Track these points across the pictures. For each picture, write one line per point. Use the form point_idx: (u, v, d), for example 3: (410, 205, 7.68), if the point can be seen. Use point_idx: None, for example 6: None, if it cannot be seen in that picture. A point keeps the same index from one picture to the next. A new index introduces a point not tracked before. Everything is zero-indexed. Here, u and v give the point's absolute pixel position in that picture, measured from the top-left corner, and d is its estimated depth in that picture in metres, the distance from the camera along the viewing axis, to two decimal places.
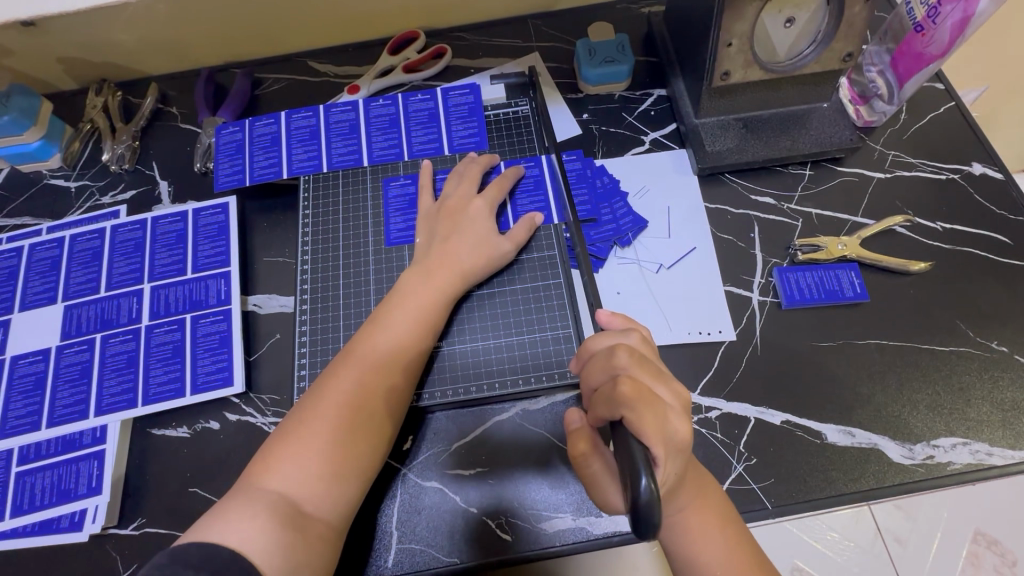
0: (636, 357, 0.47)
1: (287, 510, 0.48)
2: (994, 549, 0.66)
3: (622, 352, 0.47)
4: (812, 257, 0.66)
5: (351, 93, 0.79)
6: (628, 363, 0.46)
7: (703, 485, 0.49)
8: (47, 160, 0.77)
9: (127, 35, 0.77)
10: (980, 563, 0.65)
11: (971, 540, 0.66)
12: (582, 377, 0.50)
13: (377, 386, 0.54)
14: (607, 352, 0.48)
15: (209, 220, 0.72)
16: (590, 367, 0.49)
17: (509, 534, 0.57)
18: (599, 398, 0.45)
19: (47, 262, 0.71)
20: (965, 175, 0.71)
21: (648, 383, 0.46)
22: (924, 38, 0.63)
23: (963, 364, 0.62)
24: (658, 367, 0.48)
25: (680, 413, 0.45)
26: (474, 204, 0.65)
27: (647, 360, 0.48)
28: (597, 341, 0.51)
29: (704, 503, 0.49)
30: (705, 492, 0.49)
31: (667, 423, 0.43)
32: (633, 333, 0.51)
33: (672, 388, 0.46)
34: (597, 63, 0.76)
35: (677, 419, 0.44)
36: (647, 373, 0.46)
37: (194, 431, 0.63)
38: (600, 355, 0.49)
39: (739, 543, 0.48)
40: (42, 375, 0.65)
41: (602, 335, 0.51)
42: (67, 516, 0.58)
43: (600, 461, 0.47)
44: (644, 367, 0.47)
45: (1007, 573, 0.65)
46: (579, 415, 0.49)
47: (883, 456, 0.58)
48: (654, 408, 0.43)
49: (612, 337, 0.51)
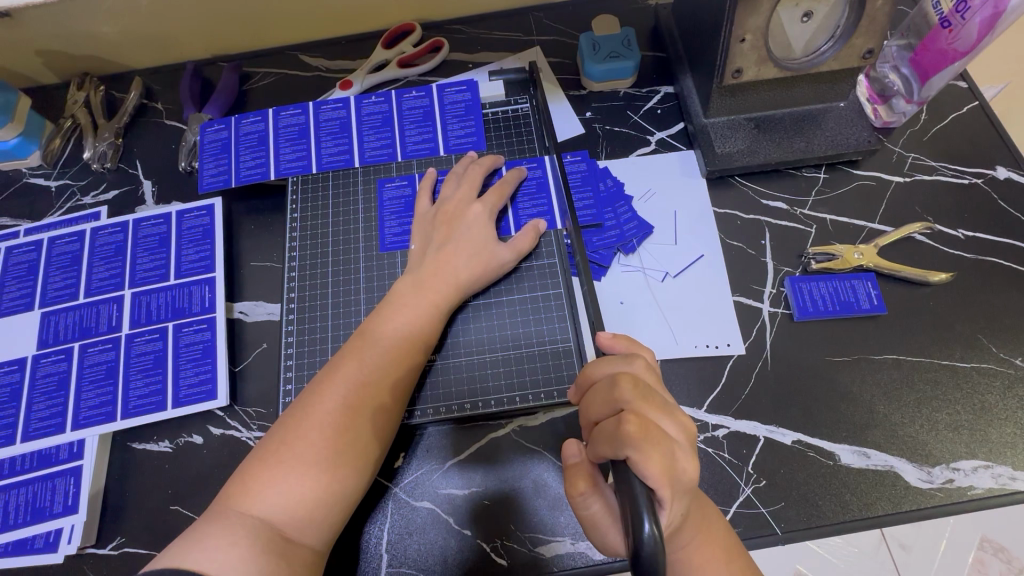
0: (641, 389, 0.44)
1: (271, 538, 0.44)
2: (1000, 556, 0.61)
3: (626, 385, 0.44)
4: (827, 266, 0.63)
5: (343, 89, 0.75)
6: (632, 396, 0.43)
7: (707, 517, 0.47)
8: (26, 159, 0.74)
9: (109, 27, 0.74)
10: (985, 570, 0.61)
11: (977, 546, 0.61)
12: (583, 408, 0.47)
13: (366, 405, 0.51)
14: (609, 382, 0.45)
15: (194, 223, 0.69)
16: (591, 399, 0.46)
17: (505, 558, 0.55)
18: (601, 433, 0.42)
19: (25, 267, 0.68)
20: (989, 180, 0.68)
21: (654, 417, 0.43)
22: (949, 35, 0.59)
23: (986, 382, 0.58)
24: (665, 398, 0.45)
25: (688, 452, 0.43)
26: (472, 208, 0.62)
27: (651, 390, 0.45)
28: (599, 367, 0.48)
29: (706, 538, 0.46)
30: (710, 526, 0.46)
31: (674, 462, 0.41)
32: (638, 359, 0.48)
33: (678, 421, 0.44)
34: (602, 59, 0.72)
35: (684, 457, 0.42)
36: (653, 406, 0.44)
37: (176, 446, 0.60)
38: (603, 385, 0.46)
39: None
40: (18, 386, 0.62)
41: (604, 361, 0.48)
42: (42, 535, 0.56)
43: (600, 501, 0.45)
44: (650, 401, 0.44)
45: None
46: (578, 448, 0.46)
47: (901, 479, 0.55)
48: (662, 448, 0.40)
49: (615, 364, 0.48)
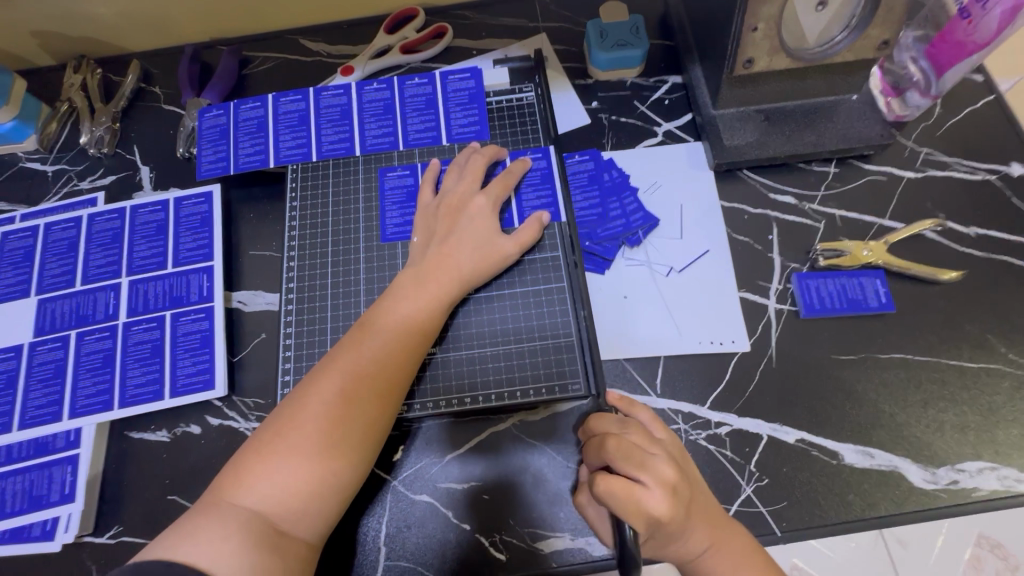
0: (621, 448, 0.46)
1: (264, 530, 0.44)
2: (998, 553, 0.61)
3: (607, 444, 0.46)
4: (835, 262, 0.62)
5: (345, 75, 0.74)
6: (610, 458, 0.45)
7: (721, 525, 0.47)
8: (22, 143, 0.73)
9: (105, 8, 0.72)
10: (982, 567, 0.60)
11: (973, 542, 0.61)
12: (583, 454, 0.50)
13: (364, 398, 0.50)
14: (596, 442, 0.47)
15: (192, 210, 0.68)
16: (586, 451, 0.49)
17: (503, 552, 0.54)
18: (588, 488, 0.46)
19: (21, 253, 0.67)
20: (1003, 176, 0.66)
21: (629, 472, 0.45)
22: (968, 26, 0.57)
23: (993, 382, 0.58)
24: (646, 453, 0.46)
25: (663, 498, 0.43)
26: (474, 201, 0.60)
27: (636, 445, 0.46)
28: (595, 424, 0.50)
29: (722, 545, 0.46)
30: (731, 541, 0.47)
31: (643, 509, 0.43)
32: (629, 423, 0.49)
33: (659, 472, 0.45)
34: (609, 47, 0.71)
35: (656, 503, 0.43)
36: (629, 464, 0.45)
37: (174, 435, 0.60)
38: (592, 442, 0.48)
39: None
40: (14, 373, 0.62)
41: (598, 417, 0.50)
42: (39, 524, 0.55)
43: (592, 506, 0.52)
44: (627, 457, 0.45)
45: None
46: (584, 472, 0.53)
47: (905, 480, 0.55)
48: (633, 503, 0.43)
49: (606, 424, 0.49)
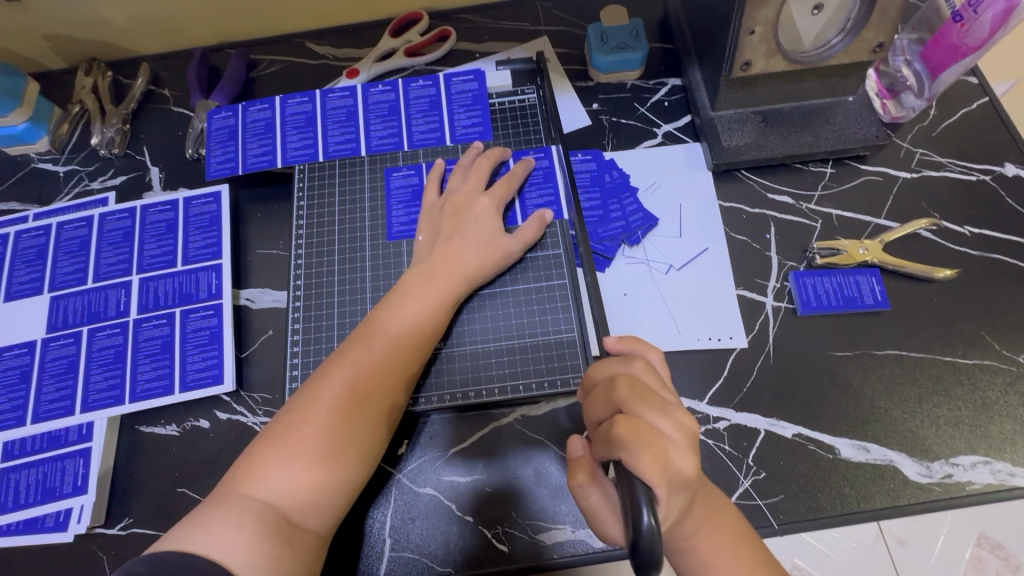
0: (638, 390, 0.45)
1: (276, 522, 0.45)
2: (999, 554, 0.62)
3: (622, 385, 0.45)
4: (831, 261, 0.63)
5: (350, 77, 0.76)
6: (628, 398, 0.44)
7: (713, 508, 0.47)
8: (35, 144, 0.74)
9: (117, 12, 0.74)
10: (982, 566, 0.61)
11: (974, 542, 0.62)
12: (585, 409, 0.48)
13: (372, 391, 0.51)
14: (607, 384, 0.46)
15: (201, 210, 0.69)
16: (592, 401, 0.47)
17: (506, 544, 0.56)
18: (599, 439, 0.44)
19: (34, 251, 0.68)
20: (997, 177, 0.67)
21: (651, 418, 0.43)
22: (961, 29, 0.58)
23: (987, 378, 0.59)
24: (664, 398, 0.45)
25: (685, 449, 0.43)
26: (479, 201, 0.62)
27: (650, 390, 0.46)
28: (601, 368, 0.49)
29: (714, 527, 0.46)
30: (721, 520, 0.47)
31: (668, 461, 0.41)
32: (638, 360, 0.48)
33: (676, 420, 0.44)
34: (609, 50, 0.72)
35: (680, 456, 0.42)
36: (650, 406, 0.44)
37: (183, 429, 0.61)
38: (602, 387, 0.47)
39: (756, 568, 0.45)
40: (27, 368, 0.63)
41: (604, 361, 0.49)
42: (52, 515, 0.57)
43: (600, 493, 0.46)
44: (648, 401, 0.44)
45: None
46: (581, 443, 0.47)
47: (900, 474, 0.56)
48: (653, 450, 0.41)
49: (615, 365, 0.48)
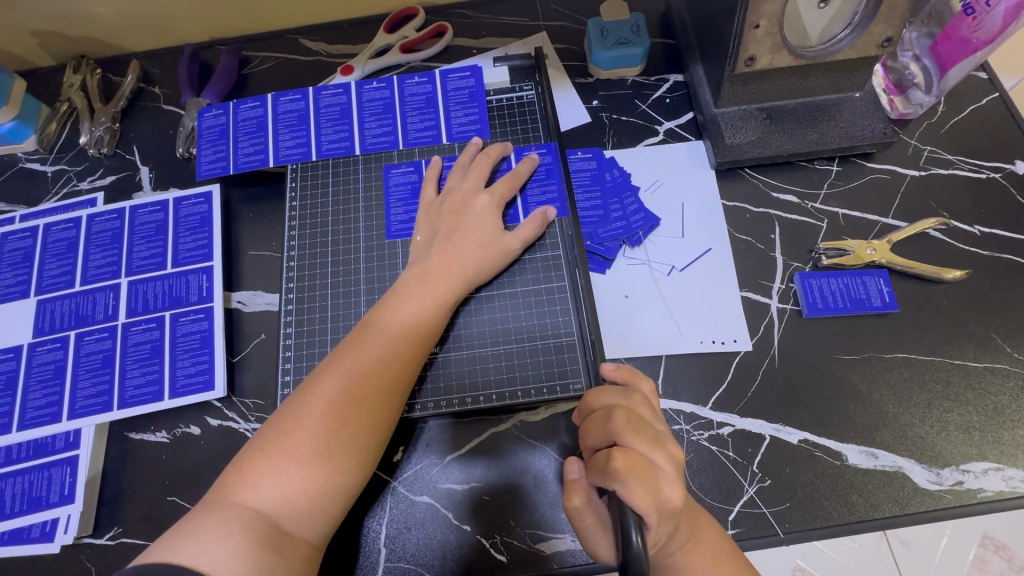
0: (633, 422, 0.43)
1: (268, 531, 0.44)
2: (1003, 554, 0.60)
3: (619, 417, 0.43)
4: (838, 262, 0.61)
5: (344, 74, 0.74)
6: (623, 429, 0.43)
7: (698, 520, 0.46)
8: (22, 143, 0.73)
9: (105, 8, 0.72)
10: (986, 567, 0.60)
11: (977, 544, 0.60)
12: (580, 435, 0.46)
13: (368, 396, 0.50)
14: (605, 414, 0.44)
15: (192, 211, 0.67)
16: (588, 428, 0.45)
17: (504, 554, 0.54)
18: (592, 468, 0.42)
19: (21, 253, 0.67)
20: (1007, 174, 0.66)
21: (644, 451, 0.42)
22: (972, 22, 0.57)
23: (999, 382, 0.57)
24: (656, 429, 0.44)
25: (675, 481, 0.42)
26: (478, 200, 0.60)
27: (645, 422, 0.44)
28: (598, 397, 0.47)
29: (699, 541, 0.45)
30: (711, 539, 0.46)
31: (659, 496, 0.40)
32: (636, 394, 0.47)
33: (668, 453, 0.43)
34: (610, 45, 0.70)
35: (669, 487, 0.41)
36: (643, 439, 0.43)
37: (174, 436, 0.59)
38: (598, 416, 0.45)
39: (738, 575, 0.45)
40: (13, 374, 0.61)
41: (600, 390, 0.47)
42: (38, 525, 0.55)
43: (593, 515, 0.45)
44: (642, 433, 0.43)
45: None
46: (578, 466, 0.46)
47: (909, 481, 0.54)
48: (647, 485, 0.40)
49: (613, 396, 0.47)
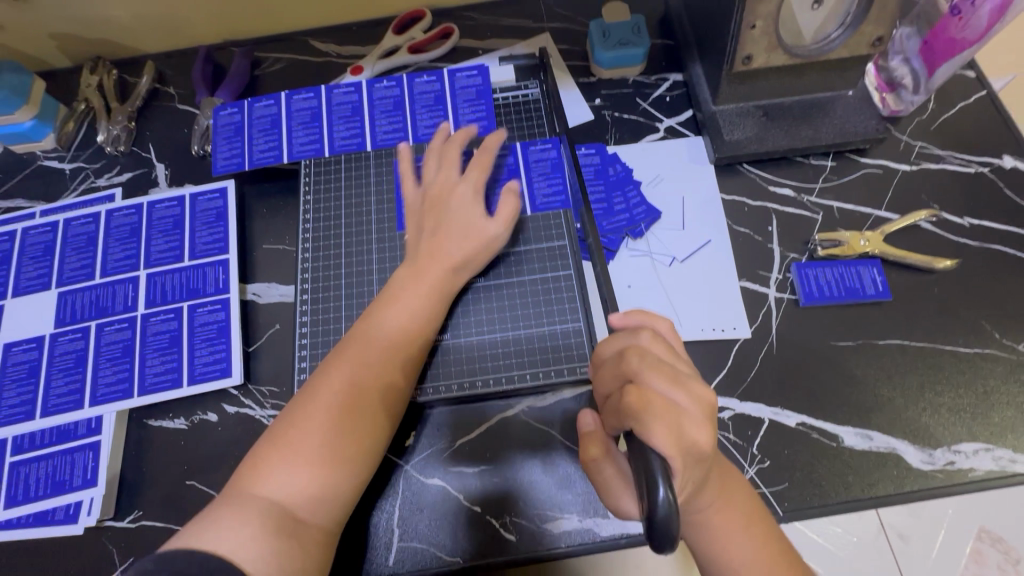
0: (649, 361, 0.45)
1: (282, 519, 0.46)
2: (999, 547, 0.62)
3: (634, 357, 0.45)
4: (833, 253, 0.64)
5: (354, 74, 0.76)
6: (639, 368, 0.44)
7: (727, 484, 0.47)
8: (41, 141, 0.75)
9: (122, 11, 0.75)
10: (982, 561, 0.62)
11: (975, 537, 0.62)
12: (595, 382, 0.49)
13: (367, 387, 0.52)
14: (616, 358, 0.46)
15: (207, 206, 0.70)
16: (603, 373, 0.47)
17: (514, 534, 0.56)
18: (612, 409, 0.44)
19: (41, 247, 0.69)
20: (995, 169, 0.68)
21: (664, 389, 0.43)
22: (959, 22, 0.59)
23: (988, 367, 0.59)
24: (676, 369, 0.45)
25: (701, 422, 0.43)
26: (456, 189, 0.62)
27: (663, 361, 0.45)
28: (608, 343, 0.49)
29: (729, 504, 0.47)
30: (732, 490, 0.47)
31: (683, 433, 0.41)
32: (645, 332, 0.48)
33: (691, 393, 0.44)
34: (611, 46, 0.73)
35: (695, 427, 0.42)
36: (663, 377, 0.44)
37: (192, 423, 0.61)
38: (613, 361, 0.47)
39: (754, 525, 0.47)
40: (36, 362, 0.63)
41: (613, 337, 0.49)
42: (62, 508, 0.57)
43: (613, 466, 0.46)
44: (659, 371, 0.44)
45: (1011, 572, 0.62)
46: (593, 418, 0.48)
47: (902, 461, 0.56)
48: (667, 422, 0.41)
49: (623, 339, 0.48)
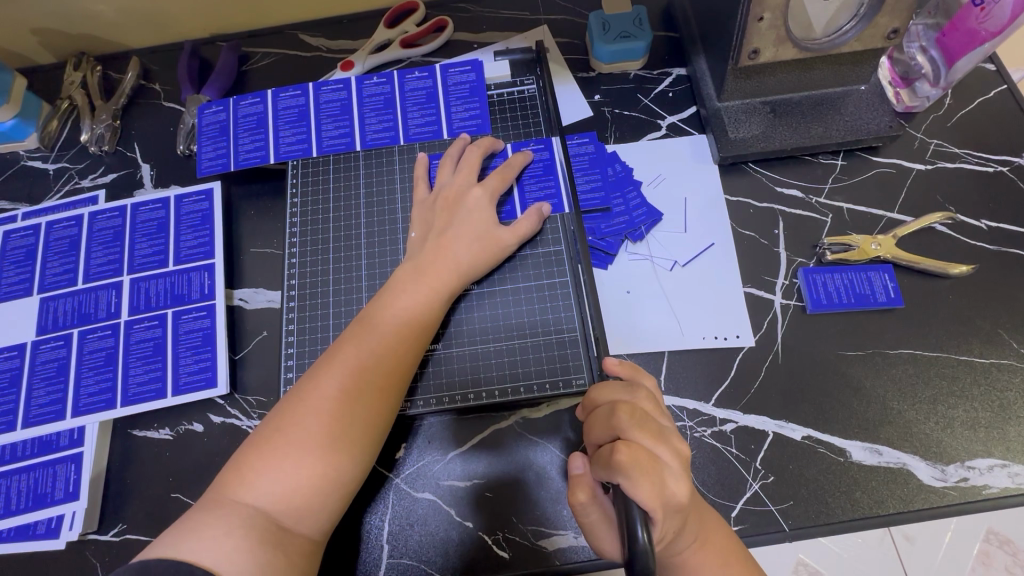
0: (637, 417, 0.43)
1: (267, 528, 0.44)
2: (1008, 551, 0.59)
3: (622, 413, 0.43)
4: (842, 257, 0.61)
5: (345, 70, 0.73)
6: (627, 425, 0.43)
7: (710, 520, 0.46)
8: (23, 141, 0.73)
9: (105, 5, 0.72)
10: (990, 563, 0.59)
11: (981, 539, 0.59)
12: (585, 431, 0.46)
13: (353, 393, 0.49)
14: (608, 410, 0.44)
15: (193, 208, 0.67)
16: (591, 423, 0.46)
17: (506, 551, 0.54)
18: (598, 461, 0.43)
19: (23, 252, 0.67)
20: (1015, 168, 0.65)
21: (649, 446, 0.42)
22: (980, 13, 0.55)
23: (1004, 378, 0.57)
24: (660, 425, 0.44)
25: (681, 476, 0.41)
26: (471, 193, 0.60)
27: (650, 418, 0.44)
28: (601, 392, 0.47)
29: (708, 540, 0.45)
30: (712, 526, 0.46)
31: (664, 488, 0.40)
32: (641, 390, 0.46)
33: (674, 447, 0.43)
34: (611, 39, 0.69)
35: (675, 482, 0.41)
36: (648, 434, 0.43)
37: (177, 433, 0.60)
38: (603, 412, 0.45)
39: (732, 561, 0.45)
40: (18, 372, 0.62)
41: (604, 386, 0.47)
42: (44, 522, 0.56)
43: (598, 510, 0.45)
44: (646, 428, 0.43)
45: None
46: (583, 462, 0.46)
47: (913, 477, 0.54)
48: (651, 478, 0.40)
49: (617, 391, 0.46)
